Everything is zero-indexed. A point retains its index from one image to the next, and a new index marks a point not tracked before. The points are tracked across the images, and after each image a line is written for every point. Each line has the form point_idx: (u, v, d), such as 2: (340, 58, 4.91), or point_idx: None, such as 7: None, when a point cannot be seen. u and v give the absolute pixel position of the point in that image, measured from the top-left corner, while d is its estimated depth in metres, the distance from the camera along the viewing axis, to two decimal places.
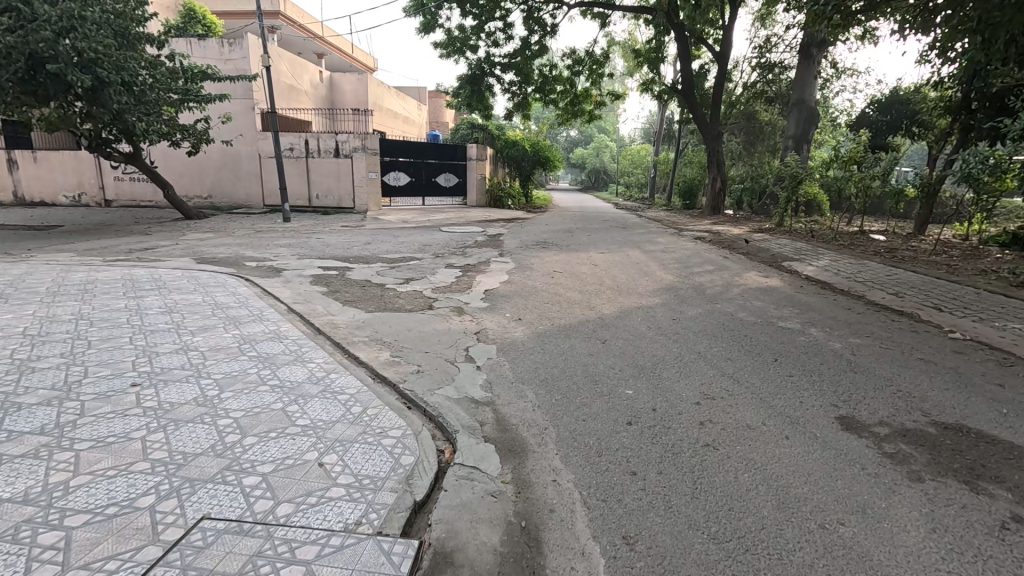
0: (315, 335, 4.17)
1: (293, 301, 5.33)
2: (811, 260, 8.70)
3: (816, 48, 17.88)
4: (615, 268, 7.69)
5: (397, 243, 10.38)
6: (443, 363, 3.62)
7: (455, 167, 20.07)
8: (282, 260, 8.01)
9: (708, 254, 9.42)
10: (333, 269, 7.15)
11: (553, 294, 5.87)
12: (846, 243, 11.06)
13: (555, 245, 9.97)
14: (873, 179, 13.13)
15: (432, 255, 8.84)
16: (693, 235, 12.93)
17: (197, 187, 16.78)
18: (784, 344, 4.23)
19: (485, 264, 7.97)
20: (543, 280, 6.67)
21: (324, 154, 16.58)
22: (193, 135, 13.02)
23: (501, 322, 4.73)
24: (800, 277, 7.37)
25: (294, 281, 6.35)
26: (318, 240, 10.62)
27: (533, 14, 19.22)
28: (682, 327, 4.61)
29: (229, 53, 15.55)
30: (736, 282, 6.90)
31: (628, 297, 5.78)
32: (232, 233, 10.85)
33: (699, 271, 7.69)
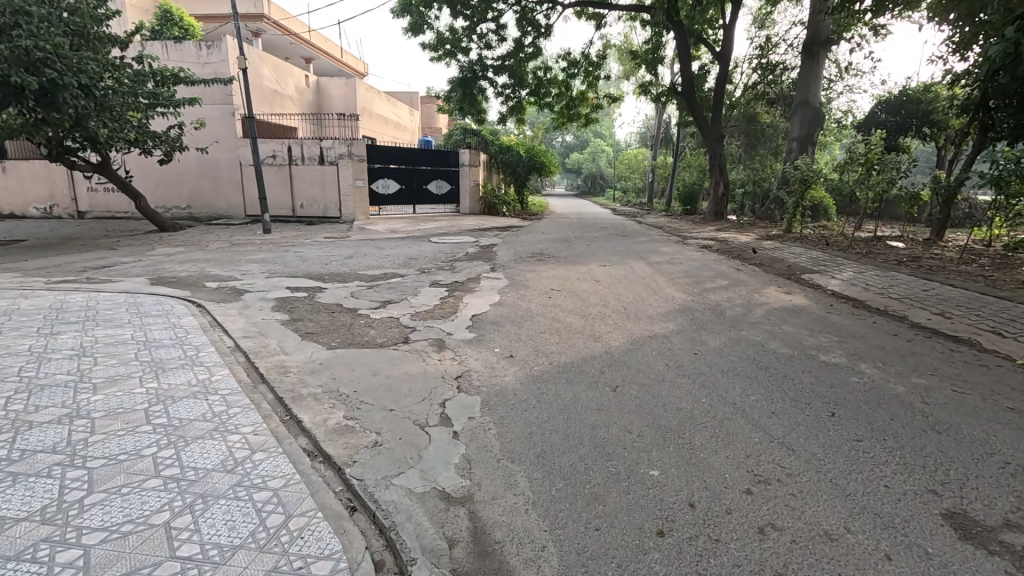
0: (255, 385, 3.34)
1: (243, 333, 4.53)
2: (833, 271, 7.94)
3: (820, 46, 17.25)
4: (619, 284, 6.91)
5: (380, 256, 9.59)
6: (410, 429, 2.80)
7: (447, 173, 19.28)
8: (249, 279, 7.20)
9: (719, 265, 8.65)
10: (302, 291, 6.34)
11: (551, 320, 5.08)
12: (863, 251, 10.32)
13: (553, 258, 9.17)
14: (887, 182, 12.38)
15: (416, 271, 8.04)
16: (698, 243, 12.17)
17: (175, 198, 15.99)
18: (836, 388, 3.42)
19: (474, 281, 7.18)
20: (539, 301, 5.88)
21: (308, 161, 15.79)
22: (165, 142, 12.22)
23: (489, 360, 3.93)
24: (826, 294, 6.59)
25: (253, 307, 5.54)
26: (296, 253, 9.83)
27: (527, 14, 18.52)
28: (706, 365, 3.81)
29: (207, 56, 14.78)
30: (757, 300, 6.12)
31: (636, 322, 4.99)
32: (204, 247, 10.04)
33: (711, 287, 6.90)
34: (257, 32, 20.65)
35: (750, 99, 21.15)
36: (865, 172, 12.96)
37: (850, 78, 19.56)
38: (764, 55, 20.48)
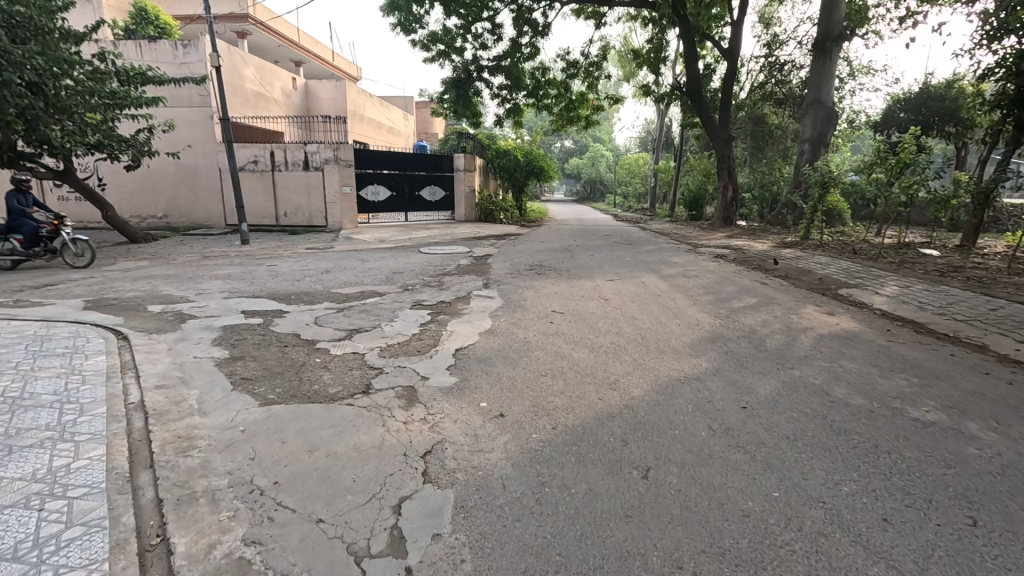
0: (131, 474, 2.35)
1: (158, 380, 3.54)
2: (873, 285, 6.97)
3: (832, 43, 16.37)
4: (631, 303, 5.94)
5: (361, 271, 8.59)
6: (338, 567, 1.80)
7: (441, 179, 18.37)
8: (202, 300, 6.23)
9: (741, 279, 7.65)
10: (258, 317, 5.36)
11: (554, 355, 4.08)
12: (896, 260, 9.36)
13: (553, 271, 8.17)
14: (918, 184, 11.36)
15: (398, 289, 7.04)
16: (710, 251, 11.21)
17: (150, 207, 15.03)
18: (958, 472, 2.41)
19: (462, 302, 6.18)
20: (538, 328, 4.91)
21: (292, 167, 14.83)
22: (132, 146, 11.31)
23: (470, 424, 2.92)
24: (876, 315, 5.58)
25: (190, 340, 4.56)
26: (268, 267, 8.86)
27: (523, 13, 17.70)
28: (765, 430, 2.81)
29: (183, 56, 13.94)
30: (797, 324, 5.14)
31: (659, 359, 4.00)
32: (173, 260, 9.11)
33: (738, 306, 5.92)
34: (244, 33, 19.81)
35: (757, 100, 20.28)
36: (894, 175, 11.87)
37: (862, 76, 18.71)
38: (772, 53, 19.69)
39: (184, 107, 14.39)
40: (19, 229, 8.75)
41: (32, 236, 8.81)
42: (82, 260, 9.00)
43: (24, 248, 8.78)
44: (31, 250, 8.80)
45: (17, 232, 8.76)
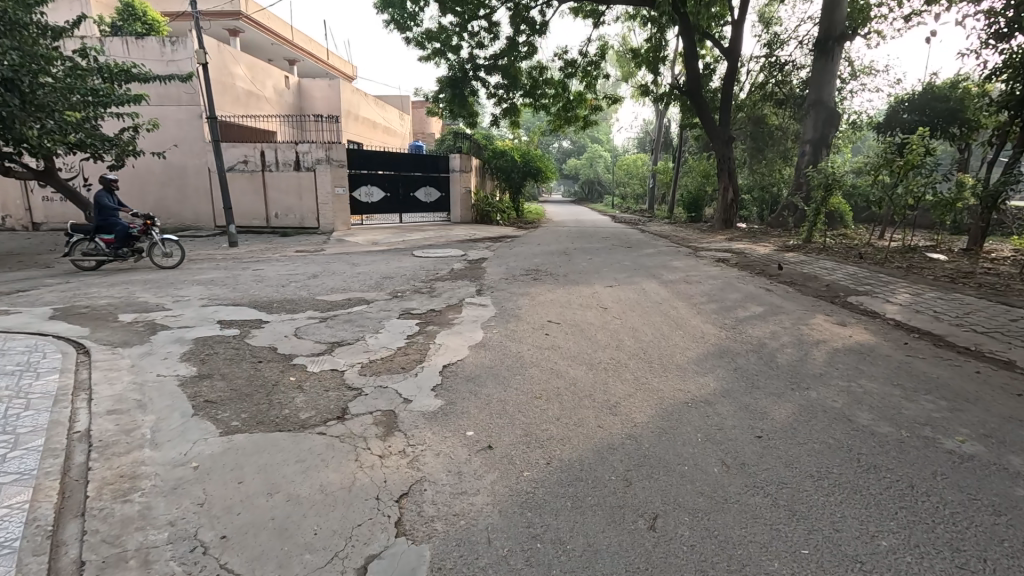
0: (56, 526, 2.05)
1: (112, 404, 3.21)
2: (884, 292, 6.68)
3: (835, 42, 16.07)
4: (631, 312, 5.64)
5: (350, 276, 8.25)
6: None
7: (436, 180, 18.05)
8: (179, 309, 5.89)
9: (745, 285, 7.35)
10: (235, 328, 5.04)
11: (549, 374, 3.76)
12: (904, 264, 9.10)
13: (550, 276, 7.86)
14: (925, 187, 11.07)
15: (387, 296, 6.72)
16: (712, 255, 10.91)
17: (137, 207, 14.66)
18: (1011, 522, 2.10)
19: (453, 310, 5.87)
20: (533, 340, 4.60)
21: (283, 167, 14.48)
22: (116, 146, 10.92)
23: (453, 459, 2.60)
24: (891, 326, 5.29)
25: (158, 354, 4.23)
26: (253, 272, 8.51)
27: (521, 12, 17.39)
28: (786, 468, 2.50)
29: (171, 54, 13.62)
30: (808, 336, 4.84)
31: (662, 378, 3.69)
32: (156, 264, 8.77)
33: (744, 316, 5.61)
34: (236, 31, 19.54)
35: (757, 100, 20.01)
36: (899, 177, 11.57)
37: (863, 77, 18.47)
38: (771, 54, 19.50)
39: (173, 106, 14.07)
40: (110, 229, 8.78)
41: (121, 237, 8.86)
42: (171, 261, 9.08)
43: (112, 248, 8.82)
44: (119, 250, 8.86)
45: (107, 233, 8.79)
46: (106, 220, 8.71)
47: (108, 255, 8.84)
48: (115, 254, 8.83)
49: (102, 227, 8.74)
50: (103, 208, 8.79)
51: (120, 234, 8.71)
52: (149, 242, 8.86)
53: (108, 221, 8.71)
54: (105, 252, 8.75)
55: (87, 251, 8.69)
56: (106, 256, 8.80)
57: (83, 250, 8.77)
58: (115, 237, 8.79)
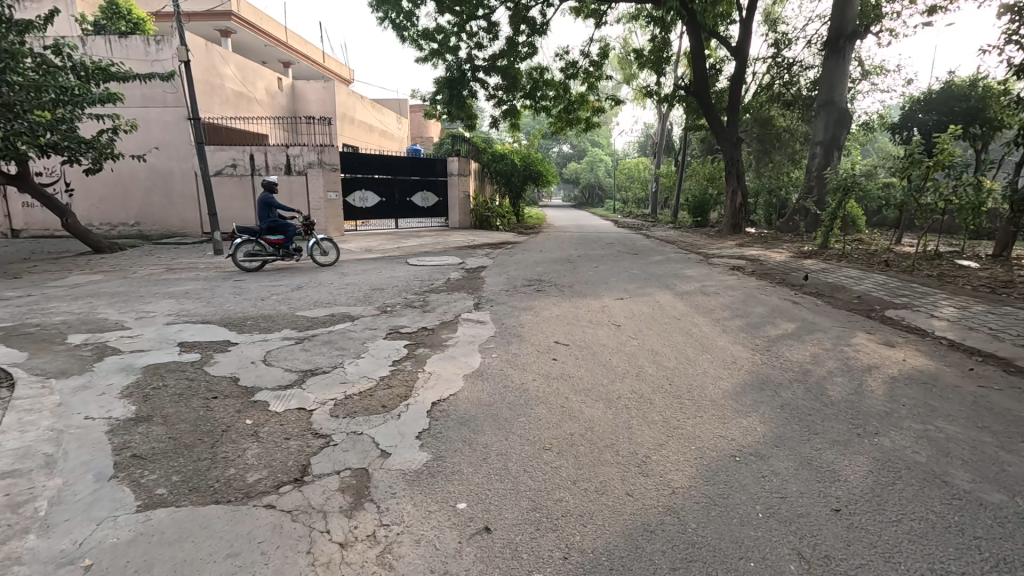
0: None
1: (15, 460, 2.57)
2: (926, 306, 6.04)
3: (846, 40, 15.48)
4: (649, 331, 4.99)
5: (337, 287, 7.62)
6: None
7: (434, 184, 17.44)
8: (141, 327, 5.26)
9: (768, 297, 6.72)
10: (198, 352, 4.39)
11: (558, 415, 3.11)
12: (934, 273, 8.46)
13: (554, 288, 7.23)
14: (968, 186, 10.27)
15: (376, 310, 6.10)
16: (725, 262, 10.27)
17: (121, 214, 14.04)
18: None
19: (447, 328, 5.23)
20: (539, 367, 3.95)
21: (273, 171, 13.87)
22: (93, 148, 10.33)
23: (439, 551, 1.95)
24: (944, 346, 4.65)
25: (98, 387, 3.59)
26: (233, 284, 7.88)
27: (521, 11, 16.86)
28: (886, 565, 1.87)
29: (156, 53, 13.05)
30: (856, 361, 4.20)
31: (696, 421, 3.03)
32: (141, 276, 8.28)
33: (776, 334, 4.98)
34: (227, 32, 19.00)
35: (763, 102, 19.45)
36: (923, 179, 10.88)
37: (873, 77, 17.93)
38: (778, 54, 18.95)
39: (158, 108, 13.52)
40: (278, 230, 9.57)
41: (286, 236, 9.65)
42: (328, 259, 10.12)
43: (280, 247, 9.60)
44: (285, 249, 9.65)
45: (274, 233, 9.59)
46: (276, 221, 9.51)
47: (273, 254, 9.58)
48: (279, 253, 9.61)
49: (272, 228, 9.50)
50: (269, 210, 9.59)
51: (290, 235, 9.58)
52: (311, 243, 9.75)
53: (279, 222, 9.53)
54: (274, 251, 9.51)
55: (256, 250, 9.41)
56: (273, 254, 9.56)
57: (249, 250, 9.43)
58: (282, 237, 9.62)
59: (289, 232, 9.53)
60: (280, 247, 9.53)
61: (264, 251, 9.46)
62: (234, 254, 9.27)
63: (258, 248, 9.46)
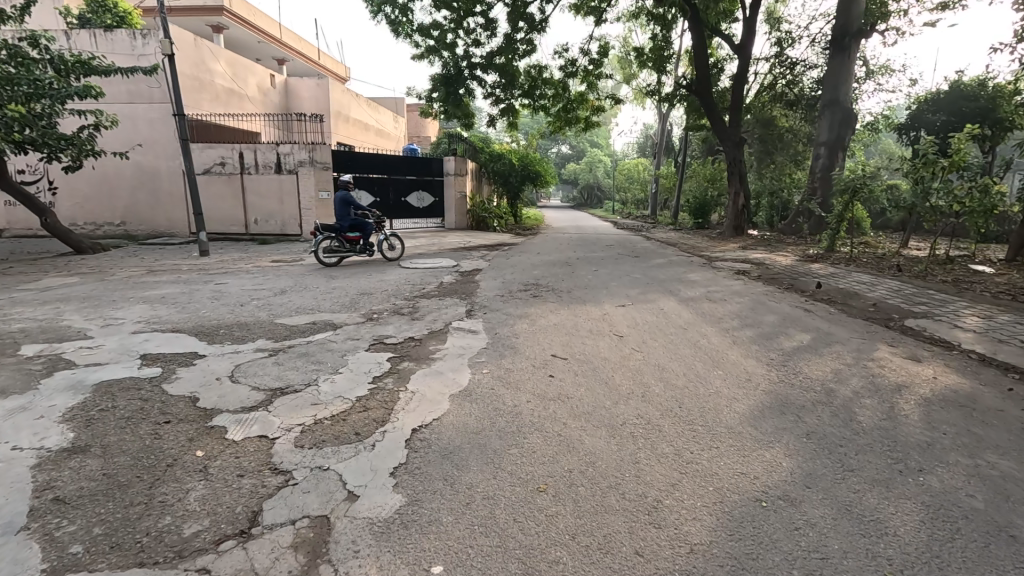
0: None
1: None
2: (948, 315, 5.66)
3: (852, 39, 15.12)
4: (652, 343, 4.62)
5: (323, 291, 7.24)
6: None
7: (429, 184, 17.06)
8: (104, 336, 4.88)
9: (778, 304, 6.35)
10: (160, 366, 4.02)
11: (555, 446, 2.72)
12: (949, 278, 8.10)
13: (551, 293, 6.87)
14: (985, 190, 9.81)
15: (361, 317, 5.71)
16: (729, 266, 9.90)
17: (107, 213, 13.64)
18: None
19: (435, 338, 4.85)
20: (530, 386, 3.56)
21: (264, 170, 13.47)
22: (72, 144, 9.94)
23: None
24: (975, 361, 4.28)
25: (36, 408, 3.20)
26: (214, 287, 7.50)
27: (519, 8, 16.46)
28: None
29: (142, 47, 12.65)
30: (882, 378, 3.83)
31: (712, 455, 2.65)
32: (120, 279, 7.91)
33: (790, 347, 4.60)
34: (219, 27, 18.59)
35: (766, 101, 19.11)
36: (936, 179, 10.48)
37: (878, 77, 17.61)
38: (781, 53, 18.59)
39: (144, 104, 13.13)
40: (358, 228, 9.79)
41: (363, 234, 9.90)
42: (396, 253, 10.67)
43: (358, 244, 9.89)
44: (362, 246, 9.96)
45: (353, 231, 9.80)
46: (356, 220, 9.71)
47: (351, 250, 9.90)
48: (358, 250, 9.90)
49: (353, 226, 9.70)
50: (347, 208, 9.74)
51: (369, 232, 9.90)
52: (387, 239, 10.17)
53: (360, 221, 9.74)
54: (354, 248, 9.80)
55: (336, 248, 9.69)
56: (351, 251, 9.87)
57: (331, 247, 9.67)
58: (360, 233, 9.89)
59: (368, 230, 9.83)
60: (361, 244, 9.82)
61: (346, 249, 9.72)
62: (318, 251, 9.41)
63: (340, 245, 9.68)
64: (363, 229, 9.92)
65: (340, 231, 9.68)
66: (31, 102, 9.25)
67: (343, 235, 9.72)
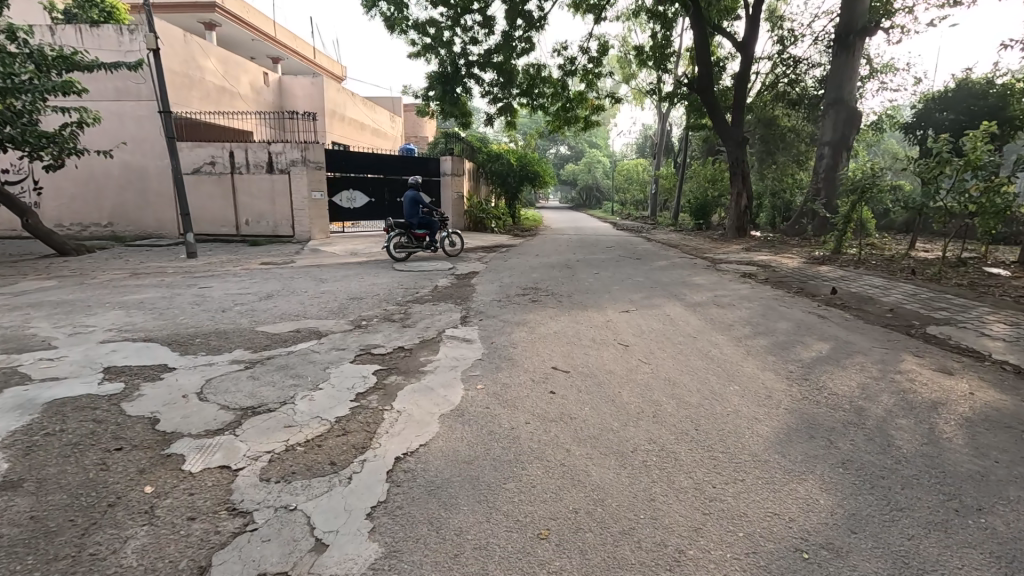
0: None
1: None
2: (973, 323, 5.32)
3: (857, 37, 14.81)
4: (660, 354, 4.29)
5: (311, 296, 6.89)
6: None
7: (426, 185, 16.72)
8: (69, 346, 4.52)
9: (791, 310, 6.01)
10: (123, 381, 3.66)
11: (558, 480, 2.38)
12: (964, 282, 7.77)
13: (551, 298, 6.53)
14: (996, 193, 9.28)
15: (348, 325, 5.36)
16: (734, 268, 9.57)
17: (94, 213, 13.26)
18: None
19: (427, 348, 4.50)
20: (528, 406, 3.21)
21: (255, 169, 13.11)
22: (54, 141, 9.60)
23: None
24: (1010, 373, 3.95)
25: None
26: (197, 292, 7.15)
27: (517, 5, 16.13)
28: None
29: (129, 43, 12.30)
30: (915, 394, 3.48)
31: (739, 491, 2.31)
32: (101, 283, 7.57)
33: (809, 357, 4.27)
34: (212, 25, 18.23)
35: (768, 101, 18.83)
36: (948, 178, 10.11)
37: (882, 75, 17.30)
38: (783, 51, 18.30)
39: (132, 101, 12.76)
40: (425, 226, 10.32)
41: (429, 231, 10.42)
42: (457, 248, 11.27)
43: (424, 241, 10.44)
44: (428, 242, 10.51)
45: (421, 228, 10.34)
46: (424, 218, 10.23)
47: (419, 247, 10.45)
48: (424, 247, 10.53)
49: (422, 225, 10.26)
50: (416, 207, 10.22)
51: (435, 230, 10.41)
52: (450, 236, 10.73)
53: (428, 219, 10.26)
54: (421, 245, 10.37)
55: (405, 245, 10.27)
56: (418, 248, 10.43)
57: (400, 243, 10.25)
58: (427, 231, 10.43)
59: (435, 229, 10.36)
60: (427, 242, 10.37)
61: (413, 246, 10.32)
62: (389, 247, 10.02)
63: (408, 242, 10.25)
64: (429, 228, 10.44)
65: (410, 229, 10.23)
66: (10, 98, 8.90)
67: (412, 232, 10.28)
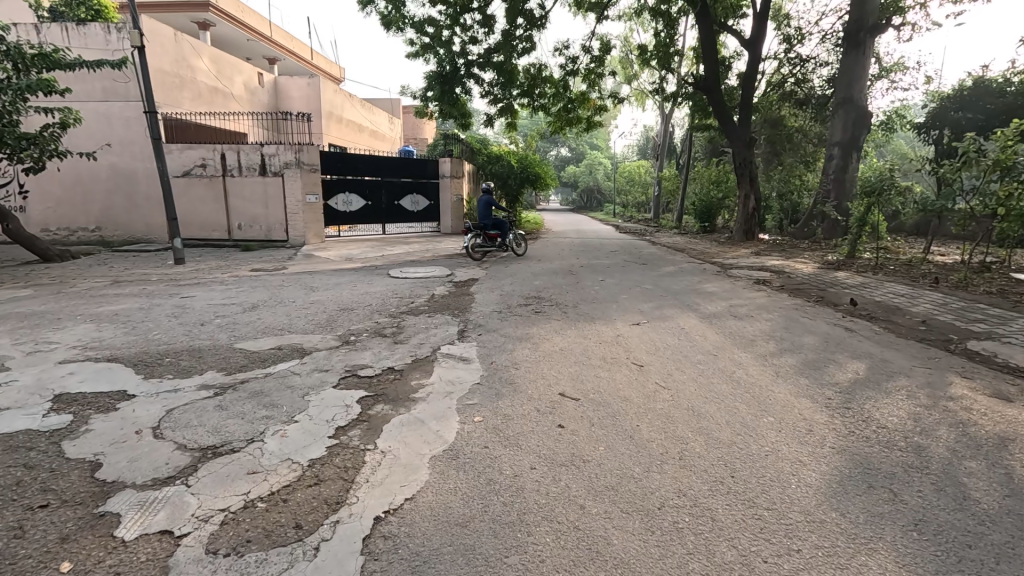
0: None
1: None
2: (1018, 338, 4.88)
3: (868, 34, 14.37)
4: (679, 377, 3.84)
5: (298, 307, 6.45)
6: None
7: (425, 187, 16.30)
8: (24, 368, 4.10)
9: (815, 323, 5.57)
10: (71, 412, 3.22)
11: (571, 555, 1.93)
12: (993, 289, 7.34)
13: (555, 308, 6.11)
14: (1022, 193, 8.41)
15: (334, 340, 4.92)
16: (745, 274, 9.14)
17: (81, 218, 12.84)
18: None
19: (419, 370, 4.06)
20: (531, 447, 2.76)
21: (247, 171, 12.69)
22: (34, 142, 9.19)
23: None
24: None
25: None
26: (179, 302, 6.73)
27: (518, 3, 15.71)
28: None
29: (117, 42, 11.90)
30: (976, 428, 3.04)
31: (797, 569, 1.86)
32: (78, 293, 7.14)
33: (846, 380, 3.82)
34: (206, 24, 17.84)
35: (774, 101, 18.42)
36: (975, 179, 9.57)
37: (891, 75, 16.88)
38: (790, 50, 17.88)
39: (120, 102, 12.36)
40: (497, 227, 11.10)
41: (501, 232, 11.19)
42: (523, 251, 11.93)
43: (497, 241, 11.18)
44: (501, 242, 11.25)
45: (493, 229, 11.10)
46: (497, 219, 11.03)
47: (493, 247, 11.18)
48: (497, 247, 11.29)
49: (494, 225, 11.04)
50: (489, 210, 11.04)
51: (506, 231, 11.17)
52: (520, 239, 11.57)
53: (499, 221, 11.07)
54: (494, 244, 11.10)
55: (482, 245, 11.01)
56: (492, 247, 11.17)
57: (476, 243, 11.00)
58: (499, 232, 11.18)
59: (506, 229, 11.17)
60: (500, 241, 11.11)
61: (489, 245, 11.08)
62: (468, 247, 10.77)
63: (484, 242, 11.03)
64: (500, 229, 11.26)
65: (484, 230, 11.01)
66: None
67: (486, 233, 11.04)
